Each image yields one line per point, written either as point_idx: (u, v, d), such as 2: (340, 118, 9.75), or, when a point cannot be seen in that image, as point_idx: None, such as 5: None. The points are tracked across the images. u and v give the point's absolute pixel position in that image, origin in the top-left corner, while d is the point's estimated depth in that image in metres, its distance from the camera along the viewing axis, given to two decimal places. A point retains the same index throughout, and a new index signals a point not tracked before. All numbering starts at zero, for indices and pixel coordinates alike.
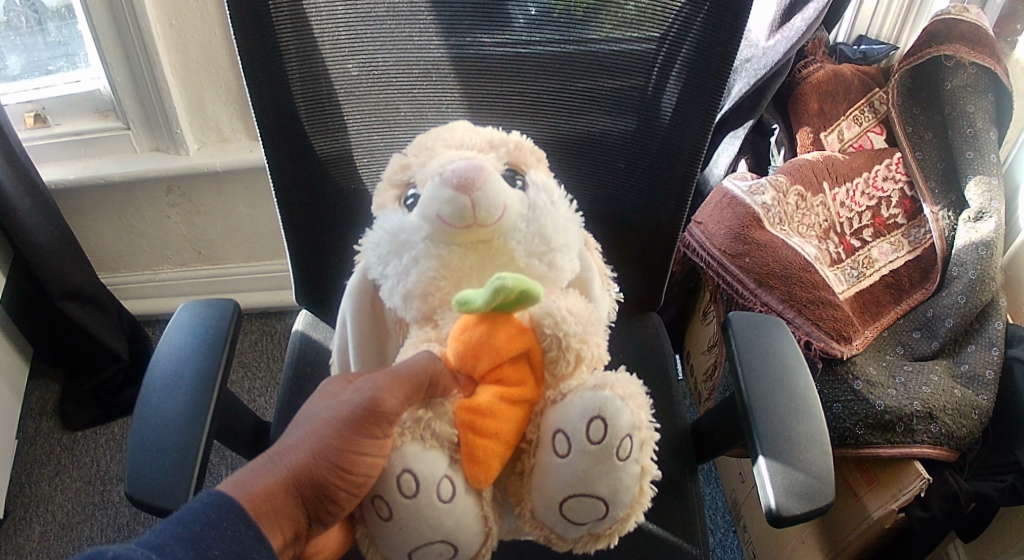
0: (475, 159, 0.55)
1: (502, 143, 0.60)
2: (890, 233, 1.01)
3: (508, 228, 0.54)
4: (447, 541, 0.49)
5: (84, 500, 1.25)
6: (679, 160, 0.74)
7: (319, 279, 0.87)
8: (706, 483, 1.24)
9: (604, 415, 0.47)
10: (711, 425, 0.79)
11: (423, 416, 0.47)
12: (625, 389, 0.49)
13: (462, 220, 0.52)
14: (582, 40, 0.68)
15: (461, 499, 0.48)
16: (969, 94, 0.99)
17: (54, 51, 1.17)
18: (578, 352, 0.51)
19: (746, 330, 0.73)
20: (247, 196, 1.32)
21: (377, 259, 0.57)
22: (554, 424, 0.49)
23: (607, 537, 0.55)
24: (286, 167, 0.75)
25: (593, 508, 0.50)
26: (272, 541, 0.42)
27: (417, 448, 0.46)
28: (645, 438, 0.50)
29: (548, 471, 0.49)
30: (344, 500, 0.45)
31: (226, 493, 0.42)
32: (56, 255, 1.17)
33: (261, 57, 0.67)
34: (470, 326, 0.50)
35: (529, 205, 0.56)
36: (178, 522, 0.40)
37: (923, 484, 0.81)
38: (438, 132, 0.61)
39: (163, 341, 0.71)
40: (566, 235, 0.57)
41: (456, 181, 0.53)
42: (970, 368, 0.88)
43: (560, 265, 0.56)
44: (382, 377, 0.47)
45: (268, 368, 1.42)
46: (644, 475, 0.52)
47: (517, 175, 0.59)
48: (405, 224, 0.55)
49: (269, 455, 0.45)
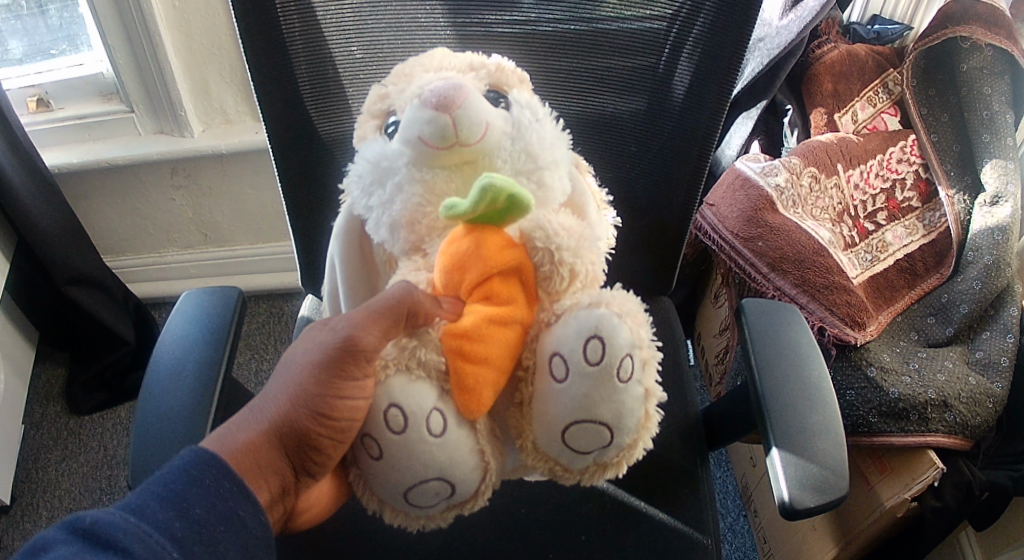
0: (454, 80, 0.53)
1: (482, 67, 0.57)
2: (904, 217, 0.99)
3: (492, 147, 0.52)
4: (443, 477, 0.47)
5: (91, 486, 1.24)
6: (694, 139, 0.72)
7: (320, 260, 0.85)
8: (717, 466, 1.23)
9: (601, 335, 0.45)
10: (723, 410, 0.78)
11: (407, 344, 0.46)
12: (622, 306, 0.46)
13: (444, 140, 0.50)
14: (593, 19, 0.67)
15: (454, 432, 0.46)
16: (985, 76, 0.97)
17: (55, 33, 1.16)
18: (571, 267, 0.48)
19: (758, 315, 0.71)
20: (251, 178, 1.31)
21: (361, 192, 0.55)
22: (550, 347, 0.46)
23: (615, 466, 0.53)
24: (288, 145, 0.73)
25: (596, 434, 0.48)
26: (259, 498, 0.43)
27: (403, 380, 0.45)
28: (647, 358, 0.47)
29: (546, 398, 0.48)
30: (329, 447, 0.45)
31: (211, 450, 0.42)
32: (59, 240, 1.15)
33: (261, 32, 0.66)
34: (458, 239, 0.47)
35: (513, 123, 0.54)
36: (160, 483, 0.39)
37: (936, 474, 0.80)
38: (416, 59, 0.59)
39: (167, 330, 0.70)
40: (553, 152, 0.55)
41: (436, 101, 0.50)
42: (985, 355, 0.86)
43: (550, 183, 0.54)
44: (357, 313, 0.45)
45: (275, 350, 1.42)
46: (649, 399, 0.50)
47: (500, 97, 0.57)
48: (386, 152, 0.53)
49: (251, 410, 0.45)
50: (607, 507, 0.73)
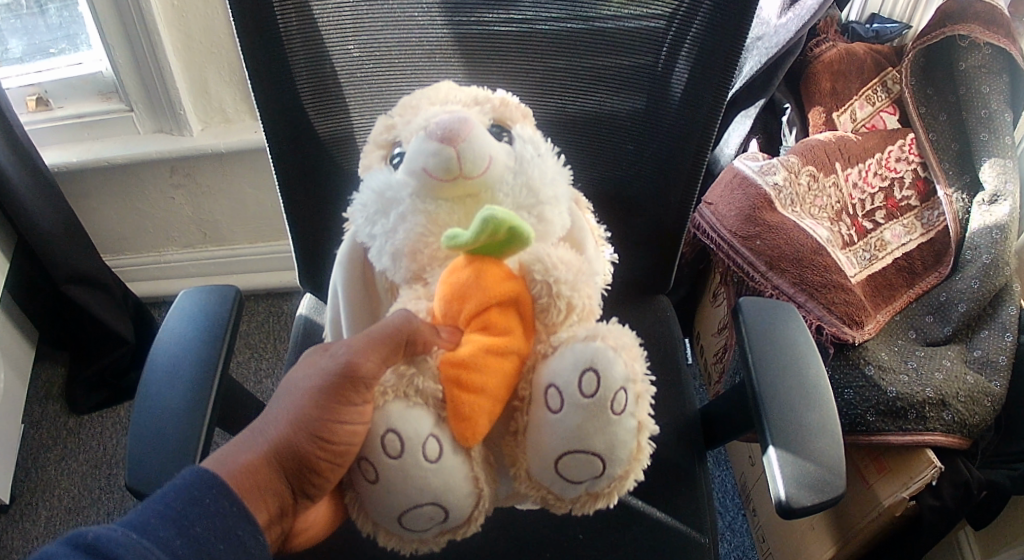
0: (459, 113, 0.53)
1: (486, 100, 0.58)
2: (903, 215, 0.99)
3: (495, 180, 0.52)
4: (437, 503, 0.47)
5: (90, 484, 1.25)
6: (691, 139, 0.72)
7: (318, 259, 0.85)
8: (716, 465, 1.23)
9: (596, 367, 0.45)
10: (721, 410, 0.78)
11: (406, 371, 0.46)
12: (617, 340, 0.47)
13: (447, 172, 0.50)
14: (590, 18, 0.67)
15: (449, 459, 0.46)
16: (983, 74, 0.97)
17: (54, 32, 1.16)
18: (568, 300, 0.49)
19: (755, 315, 0.71)
20: (250, 177, 1.32)
21: (364, 220, 0.55)
22: (546, 378, 0.46)
23: (607, 497, 0.53)
24: (286, 145, 0.73)
25: (588, 465, 0.48)
26: (257, 519, 0.42)
27: (400, 406, 0.44)
28: (640, 392, 0.48)
29: (541, 427, 0.47)
30: (327, 471, 0.45)
31: (210, 471, 0.42)
32: (59, 240, 1.16)
33: (259, 33, 0.66)
34: (459, 269, 0.48)
35: (516, 158, 0.54)
36: (160, 501, 0.40)
37: (934, 473, 0.80)
38: (422, 91, 0.59)
39: (165, 329, 0.70)
40: (554, 188, 0.55)
41: (441, 134, 0.51)
42: (983, 354, 0.86)
43: (550, 218, 0.54)
44: (357, 340, 0.45)
45: (274, 348, 1.42)
46: (642, 431, 0.50)
47: (503, 131, 0.57)
48: (391, 182, 0.53)
49: (250, 432, 0.45)
50: (605, 507, 0.73)
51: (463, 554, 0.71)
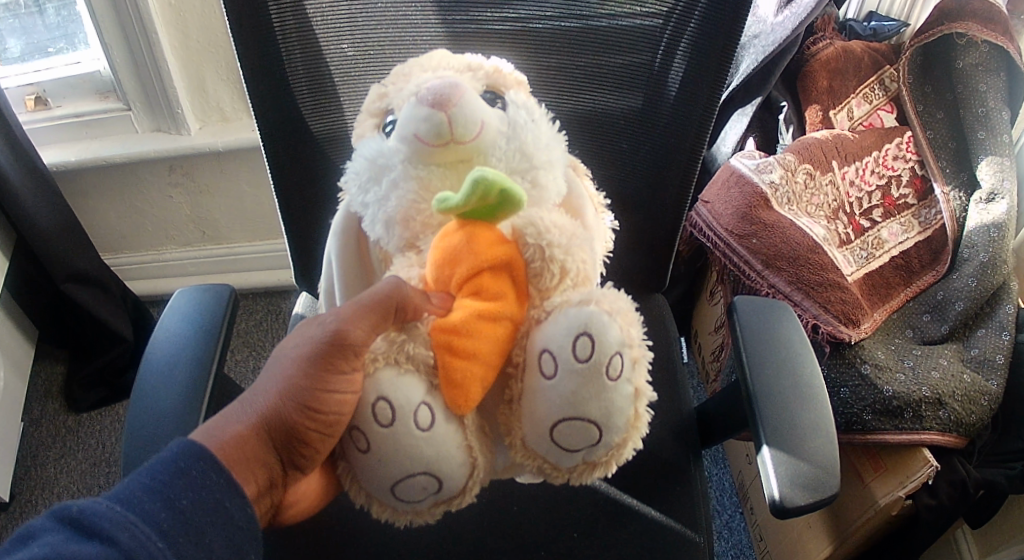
0: (451, 79, 0.53)
1: (479, 67, 0.57)
2: (900, 213, 0.99)
3: (487, 145, 0.52)
4: (431, 472, 0.47)
5: (89, 483, 1.25)
6: (686, 136, 0.72)
7: (314, 257, 0.85)
8: (713, 464, 1.23)
9: (590, 332, 0.45)
10: (716, 408, 0.78)
11: (397, 338, 0.46)
12: (613, 304, 0.47)
13: (438, 137, 0.50)
14: (585, 17, 0.67)
15: (442, 427, 0.46)
16: (980, 73, 0.97)
17: (53, 32, 1.17)
18: (562, 265, 0.48)
19: (749, 313, 0.71)
20: (248, 176, 1.32)
21: (358, 189, 0.55)
22: (540, 343, 0.47)
23: (604, 466, 0.52)
24: (280, 143, 0.74)
25: (584, 433, 0.48)
26: (246, 490, 0.43)
27: (392, 373, 0.45)
28: (637, 356, 0.48)
29: (536, 395, 0.47)
30: (317, 441, 0.45)
31: (199, 442, 0.42)
32: (58, 238, 1.16)
33: (253, 30, 0.66)
34: (449, 234, 0.48)
35: (509, 123, 0.54)
36: (148, 474, 0.40)
37: (931, 471, 0.80)
38: (416, 60, 0.59)
39: (161, 327, 0.70)
40: (548, 153, 0.55)
41: (432, 99, 0.51)
42: (980, 353, 0.86)
43: (544, 183, 0.54)
44: (347, 308, 0.45)
45: (273, 347, 1.42)
46: (639, 397, 0.50)
47: (497, 97, 0.57)
48: (384, 149, 0.53)
49: (241, 402, 0.46)
50: (598, 504, 0.73)
51: (458, 551, 0.71)
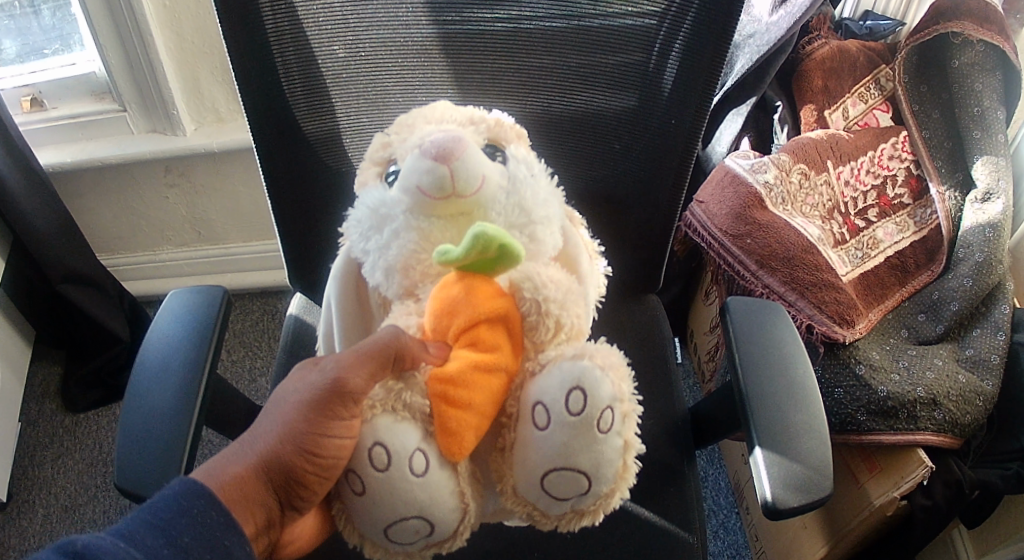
0: (454, 132, 0.53)
1: (481, 120, 0.58)
2: (896, 213, 0.99)
3: (487, 200, 0.52)
4: (423, 517, 0.47)
5: (86, 482, 1.25)
6: (678, 137, 0.72)
7: (308, 260, 0.85)
8: (709, 463, 1.23)
9: (583, 386, 0.45)
10: (710, 408, 0.78)
11: (394, 386, 0.46)
12: (605, 359, 0.47)
13: (440, 190, 0.50)
14: (579, 15, 0.67)
15: (435, 474, 0.46)
16: (977, 72, 0.96)
17: (48, 33, 1.17)
18: (557, 318, 0.49)
19: (744, 314, 0.71)
20: (243, 176, 1.32)
21: (358, 236, 0.55)
22: (534, 396, 0.46)
23: (592, 515, 0.52)
24: (273, 147, 0.74)
25: (575, 482, 0.48)
26: (244, 531, 0.42)
27: (388, 420, 0.45)
28: (627, 411, 0.48)
29: (528, 443, 0.47)
30: (316, 484, 0.44)
31: (199, 483, 0.41)
32: (54, 240, 1.16)
33: (245, 36, 0.66)
34: (449, 285, 0.48)
35: (509, 178, 0.54)
36: (150, 511, 0.39)
37: (926, 472, 0.79)
38: (419, 110, 0.59)
39: (154, 329, 0.70)
40: (547, 208, 0.55)
41: (435, 152, 0.51)
42: (975, 353, 0.85)
43: (541, 238, 0.54)
44: (347, 355, 0.45)
45: (269, 347, 1.42)
46: (628, 449, 0.50)
47: (497, 151, 0.57)
48: (385, 199, 0.53)
49: (239, 444, 0.45)
50: None
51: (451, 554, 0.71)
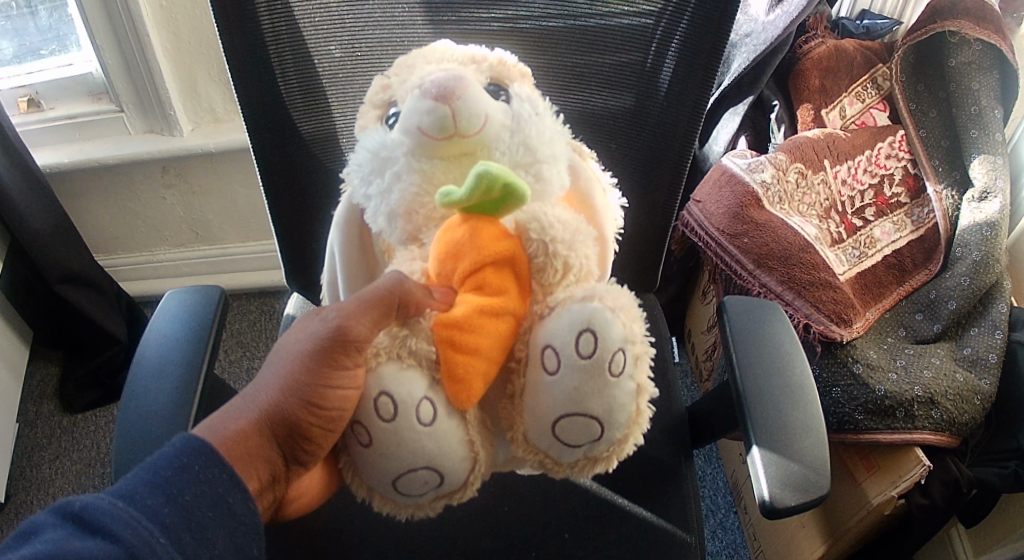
0: (453, 72, 0.52)
1: (484, 59, 0.56)
2: (893, 212, 0.99)
3: (491, 139, 0.51)
4: (432, 467, 0.46)
5: (84, 483, 1.25)
6: (675, 134, 0.72)
7: (304, 259, 0.85)
8: (707, 463, 1.23)
9: (593, 328, 0.44)
10: (707, 408, 0.78)
11: (399, 333, 0.45)
12: (616, 301, 0.45)
13: (443, 130, 0.49)
14: (577, 14, 0.67)
15: (443, 422, 0.45)
16: (973, 71, 0.97)
17: (45, 34, 1.17)
18: (565, 260, 0.47)
19: (741, 314, 0.71)
20: (240, 176, 1.32)
21: (360, 181, 0.54)
22: (543, 339, 0.45)
23: (605, 462, 0.51)
24: (270, 143, 0.73)
25: (588, 428, 0.47)
26: (247, 484, 0.43)
27: (393, 367, 0.44)
28: (640, 353, 0.46)
29: (539, 390, 0.46)
30: (319, 437, 0.45)
31: (202, 438, 0.43)
32: (53, 241, 1.16)
33: (241, 30, 0.66)
34: (453, 228, 0.47)
35: (513, 117, 0.52)
36: (151, 469, 0.40)
37: (924, 471, 0.79)
38: (418, 52, 0.57)
39: (151, 329, 0.70)
40: (553, 146, 0.53)
41: (436, 92, 0.50)
42: (973, 351, 0.86)
43: (548, 176, 0.52)
44: (349, 303, 0.45)
45: (267, 348, 1.42)
46: (643, 394, 0.49)
47: (500, 90, 0.55)
48: (386, 141, 0.52)
49: (243, 398, 0.46)
50: (588, 506, 0.73)
51: (449, 552, 0.71)
